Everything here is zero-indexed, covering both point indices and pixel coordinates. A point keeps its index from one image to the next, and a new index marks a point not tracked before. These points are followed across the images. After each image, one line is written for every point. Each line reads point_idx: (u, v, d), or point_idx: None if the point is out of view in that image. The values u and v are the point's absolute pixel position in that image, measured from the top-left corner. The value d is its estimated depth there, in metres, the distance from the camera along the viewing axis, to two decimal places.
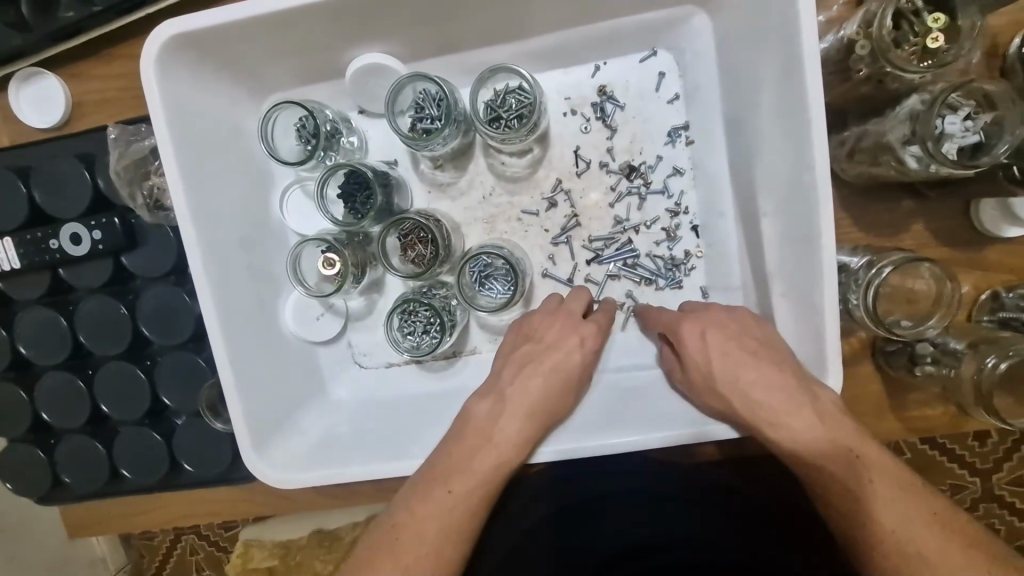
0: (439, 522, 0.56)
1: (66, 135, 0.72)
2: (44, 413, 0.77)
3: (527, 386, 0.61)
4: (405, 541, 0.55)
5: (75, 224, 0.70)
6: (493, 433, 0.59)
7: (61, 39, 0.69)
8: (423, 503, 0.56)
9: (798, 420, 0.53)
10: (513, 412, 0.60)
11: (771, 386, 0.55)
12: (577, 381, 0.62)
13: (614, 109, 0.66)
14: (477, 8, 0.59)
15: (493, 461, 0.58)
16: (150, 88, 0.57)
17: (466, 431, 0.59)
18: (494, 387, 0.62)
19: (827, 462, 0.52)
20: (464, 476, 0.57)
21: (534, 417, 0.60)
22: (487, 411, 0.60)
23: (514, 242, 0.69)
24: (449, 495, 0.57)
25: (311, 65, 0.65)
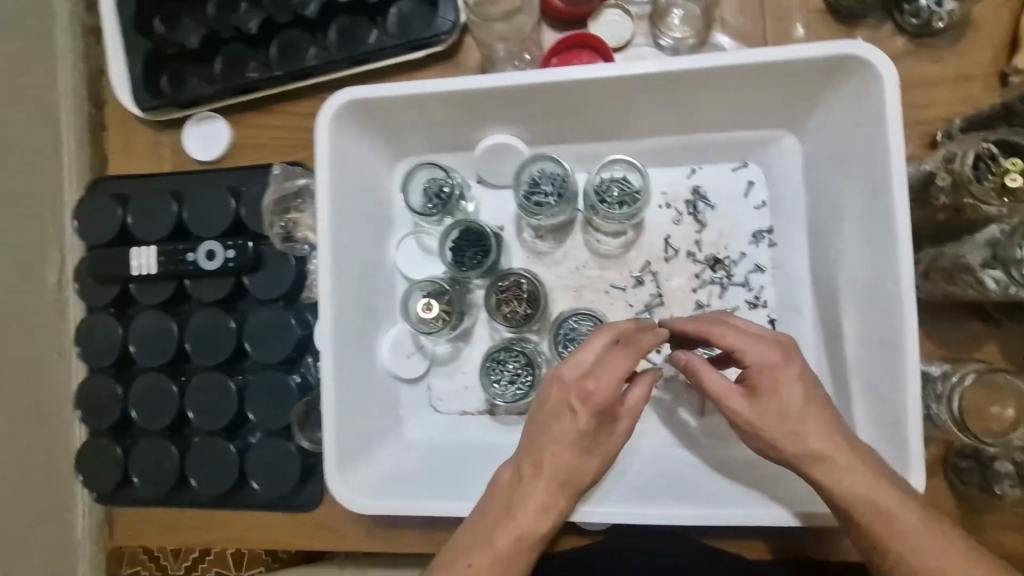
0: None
1: (220, 169, 0.84)
2: (132, 410, 0.81)
3: (591, 430, 0.58)
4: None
5: (212, 242, 0.79)
6: (517, 501, 0.60)
7: (237, 93, 0.82)
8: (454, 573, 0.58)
9: (857, 474, 0.55)
10: (545, 476, 0.59)
11: (835, 446, 0.55)
12: (604, 443, 0.61)
13: (704, 207, 0.74)
14: (600, 111, 0.70)
15: (518, 524, 0.59)
16: (320, 139, 0.67)
17: (513, 479, 0.61)
18: (519, 454, 0.61)
19: (881, 519, 0.53)
20: (487, 549, 0.58)
21: (567, 477, 0.59)
22: (528, 468, 0.60)
23: (580, 297, 0.75)
24: (468, 568, 0.58)
25: (447, 138, 0.75)
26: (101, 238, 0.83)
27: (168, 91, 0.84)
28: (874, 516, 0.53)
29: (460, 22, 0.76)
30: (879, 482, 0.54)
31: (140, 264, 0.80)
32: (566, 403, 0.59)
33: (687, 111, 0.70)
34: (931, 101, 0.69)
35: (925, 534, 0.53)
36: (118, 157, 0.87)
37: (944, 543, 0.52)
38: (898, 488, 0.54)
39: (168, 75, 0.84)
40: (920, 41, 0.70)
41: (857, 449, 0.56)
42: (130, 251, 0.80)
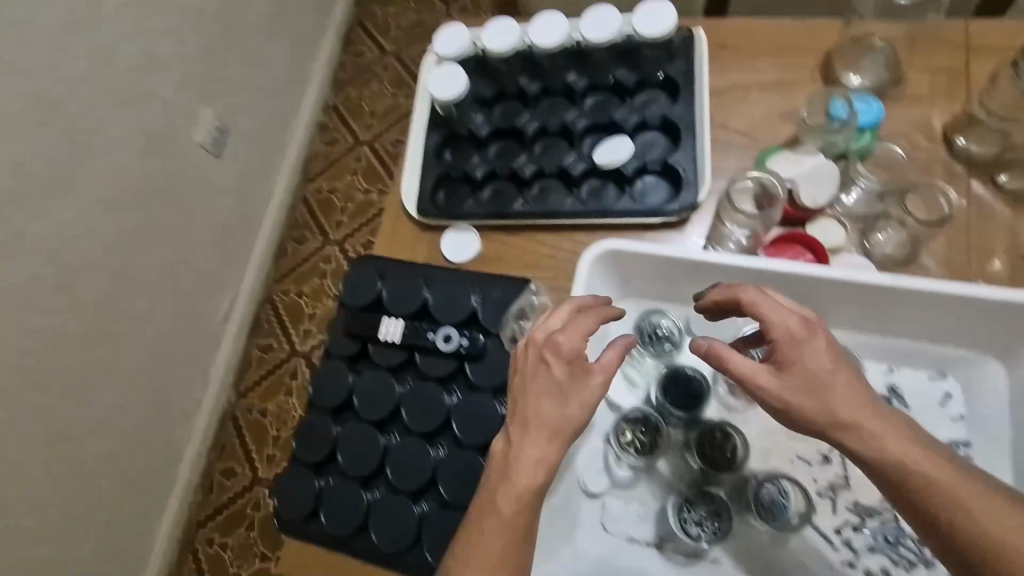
0: (505, 528, 0.60)
1: (463, 270, 1.00)
2: (340, 454, 0.94)
3: (550, 376, 0.65)
4: (488, 556, 0.59)
5: (451, 327, 0.95)
6: (517, 454, 0.62)
7: (496, 217, 1.01)
8: (484, 524, 0.61)
9: (893, 441, 0.57)
10: (529, 406, 0.65)
11: (866, 419, 0.58)
12: (561, 399, 0.64)
13: (899, 405, 0.79)
14: (815, 302, 0.81)
15: (539, 463, 0.62)
16: (579, 277, 0.84)
17: (522, 424, 0.64)
18: (513, 403, 0.66)
19: (939, 496, 0.54)
20: (510, 488, 0.61)
21: (556, 438, 0.63)
22: (541, 413, 0.64)
23: (769, 457, 0.80)
24: (499, 518, 0.60)
25: (668, 291, 0.87)
26: (360, 303, 1.01)
27: (442, 203, 1.05)
28: (926, 490, 0.55)
29: (695, 206, 0.93)
30: (939, 469, 0.55)
31: (387, 331, 0.97)
32: (533, 367, 0.67)
33: (882, 316, 0.79)
34: None
35: (989, 515, 0.53)
36: (382, 241, 1.07)
37: (966, 491, 0.54)
38: (927, 445, 0.57)
39: (444, 191, 1.06)
40: None
41: (889, 422, 0.58)
42: (382, 319, 0.98)
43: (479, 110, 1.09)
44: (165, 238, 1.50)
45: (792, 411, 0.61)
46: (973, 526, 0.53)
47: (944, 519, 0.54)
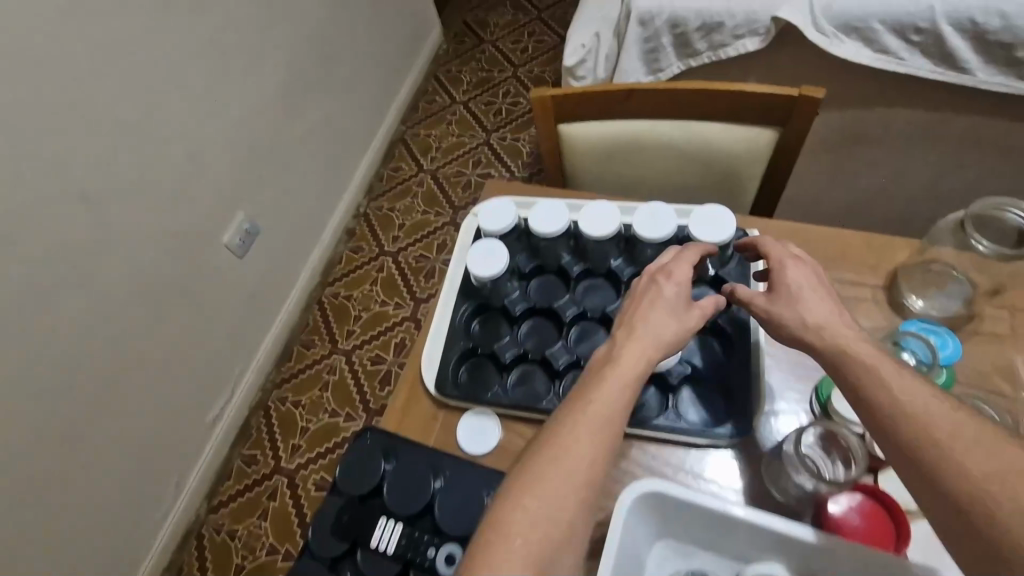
0: (583, 465, 0.67)
1: (481, 468, 0.89)
2: None
3: (651, 312, 0.79)
4: (568, 462, 0.67)
5: (456, 545, 0.83)
6: (600, 386, 0.73)
7: (522, 408, 0.92)
8: (571, 438, 0.69)
9: (916, 398, 0.63)
10: (636, 349, 0.76)
11: (853, 343, 0.70)
12: (674, 307, 0.80)
13: None
14: None
15: (613, 408, 0.71)
16: (615, 522, 0.72)
17: (608, 370, 0.75)
18: (613, 344, 0.78)
19: (939, 439, 0.59)
20: (597, 408, 0.71)
21: (651, 356, 0.76)
22: (631, 330, 0.79)
23: None
24: (570, 443, 0.68)
25: (718, 545, 0.75)
26: (356, 493, 0.88)
27: (465, 383, 0.96)
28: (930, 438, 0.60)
29: (747, 433, 0.85)
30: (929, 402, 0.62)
31: (382, 537, 0.84)
32: (642, 300, 0.82)
33: None
34: None
35: (983, 447, 0.57)
36: (395, 414, 0.97)
37: (953, 427, 0.60)
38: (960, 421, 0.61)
39: (468, 369, 0.97)
40: None
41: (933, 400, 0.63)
42: (379, 520, 0.86)
43: (515, 283, 1.02)
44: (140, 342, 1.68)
45: (784, 319, 0.76)
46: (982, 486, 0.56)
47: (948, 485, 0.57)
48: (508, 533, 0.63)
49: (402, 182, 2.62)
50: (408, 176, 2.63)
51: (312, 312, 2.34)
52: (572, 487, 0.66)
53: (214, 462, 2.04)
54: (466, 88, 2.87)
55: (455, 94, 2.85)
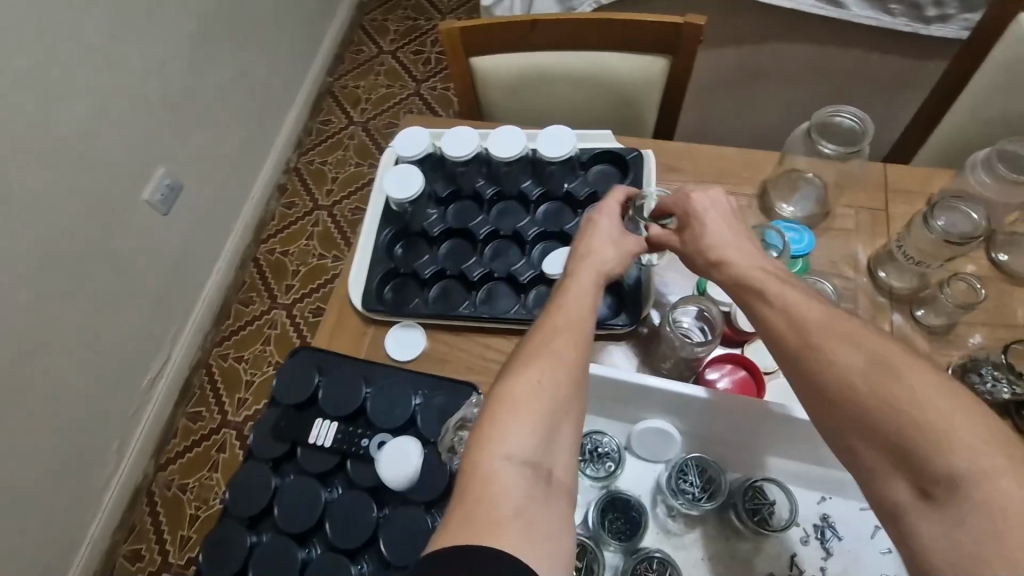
0: (570, 344, 0.71)
1: (408, 369, 0.98)
2: (251, 572, 0.86)
3: (599, 241, 0.85)
4: (551, 357, 0.69)
5: (388, 434, 0.90)
6: (568, 285, 0.79)
7: (443, 316, 1.00)
8: (555, 325, 0.73)
9: (835, 344, 0.60)
10: (589, 264, 0.82)
11: (800, 305, 0.65)
12: (615, 232, 0.86)
13: (832, 536, 0.81)
14: (747, 432, 0.85)
15: (585, 298, 0.77)
16: None
17: (575, 275, 0.80)
18: (575, 255, 0.84)
19: (874, 400, 0.56)
20: (567, 314, 0.74)
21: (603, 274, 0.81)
22: (582, 253, 0.83)
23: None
24: (545, 349, 0.70)
25: (610, 410, 0.89)
26: (291, 403, 0.95)
27: (390, 300, 1.04)
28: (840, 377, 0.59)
29: (635, 325, 0.97)
30: (902, 366, 0.57)
31: (318, 434, 0.92)
32: (588, 234, 0.86)
33: (816, 447, 0.82)
34: None
35: (955, 421, 0.52)
36: (327, 331, 1.05)
37: (929, 395, 0.54)
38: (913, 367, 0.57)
39: (392, 288, 1.05)
40: None
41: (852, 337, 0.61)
42: (315, 421, 0.93)
43: (432, 207, 1.10)
44: (65, 300, 1.65)
45: (701, 248, 0.78)
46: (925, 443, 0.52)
47: (857, 421, 0.56)
48: (508, 406, 0.65)
49: (333, 135, 2.59)
50: (338, 129, 2.60)
51: (248, 271, 2.33)
52: (561, 365, 0.69)
53: (159, 420, 2.05)
54: (393, 38, 2.83)
55: (382, 45, 2.81)
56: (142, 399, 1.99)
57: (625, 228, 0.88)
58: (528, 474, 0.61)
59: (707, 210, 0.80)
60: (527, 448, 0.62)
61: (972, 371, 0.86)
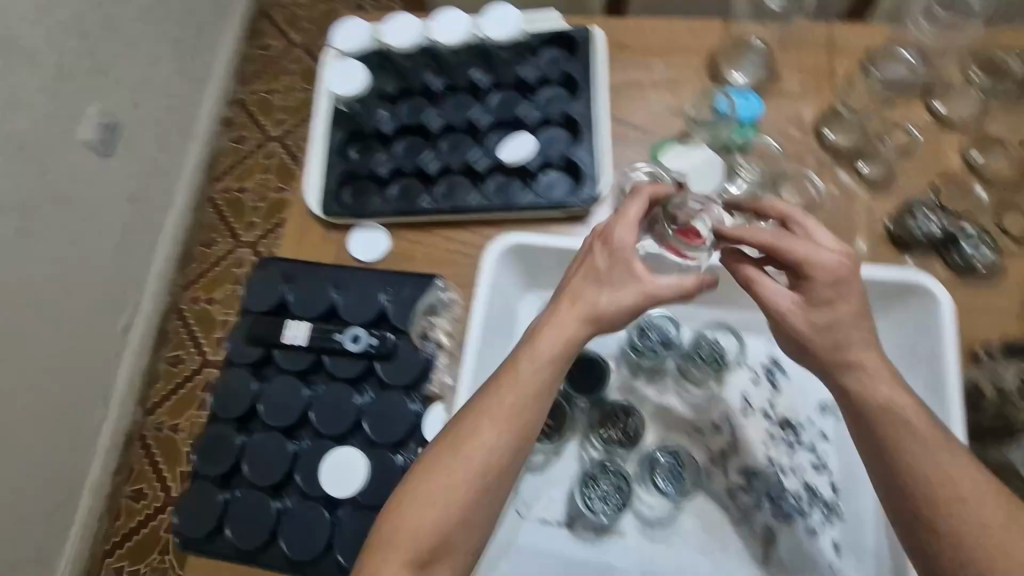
0: (513, 409, 0.64)
1: (373, 268, 0.98)
2: (245, 463, 0.90)
3: (598, 298, 0.66)
4: (492, 427, 0.64)
5: (360, 328, 0.93)
6: (529, 345, 0.66)
7: (405, 214, 0.99)
8: (474, 433, 0.64)
9: (921, 411, 0.60)
10: (587, 291, 0.67)
11: (889, 381, 0.62)
12: (609, 280, 0.66)
13: (781, 376, 0.87)
14: (700, 287, 0.88)
15: (543, 362, 0.65)
16: (484, 269, 0.84)
17: (567, 304, 0.67)
18: (549, 307, 0.68)
19: (951, 493, 0.57)
20: (536, 360, 0.65)
21: (591, 321, 0.66)
22: (591, 261, 0.68)
23: (662, 431, 0.86)
24: (506, 399, 0.64)
25: None
26: (262, 310, 0.98)
27: (349, 202, 1.01)
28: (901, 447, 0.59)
29: (597, 198, 0.96)
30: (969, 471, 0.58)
31: (292, 335, 0.94)
32: (601, 242, 0.68)
33: None
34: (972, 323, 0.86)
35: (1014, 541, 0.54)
36: (290, 242, 1.03)
37: (991, 511, 0.55)
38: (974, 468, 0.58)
39: (351, 190, 1.02)
40: (963, 275, 0.87)
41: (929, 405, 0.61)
42: (286, 323, 0.95)
43: (383, 106, 1.07)
44: None
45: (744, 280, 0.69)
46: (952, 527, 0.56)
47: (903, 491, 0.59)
48: (444, 464, 0.63)
49: None
50: None
51: (209, 209, 2.00)
52: (516, 420, 0.64)
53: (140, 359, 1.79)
54: None
55: None
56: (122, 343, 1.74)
57: (642, 223, 0.72)
58: (455, 515, 0.62)
59: (818, 238, 0.67)
60: (455, 508, 0.62)
61: (908, 215, 0.91)
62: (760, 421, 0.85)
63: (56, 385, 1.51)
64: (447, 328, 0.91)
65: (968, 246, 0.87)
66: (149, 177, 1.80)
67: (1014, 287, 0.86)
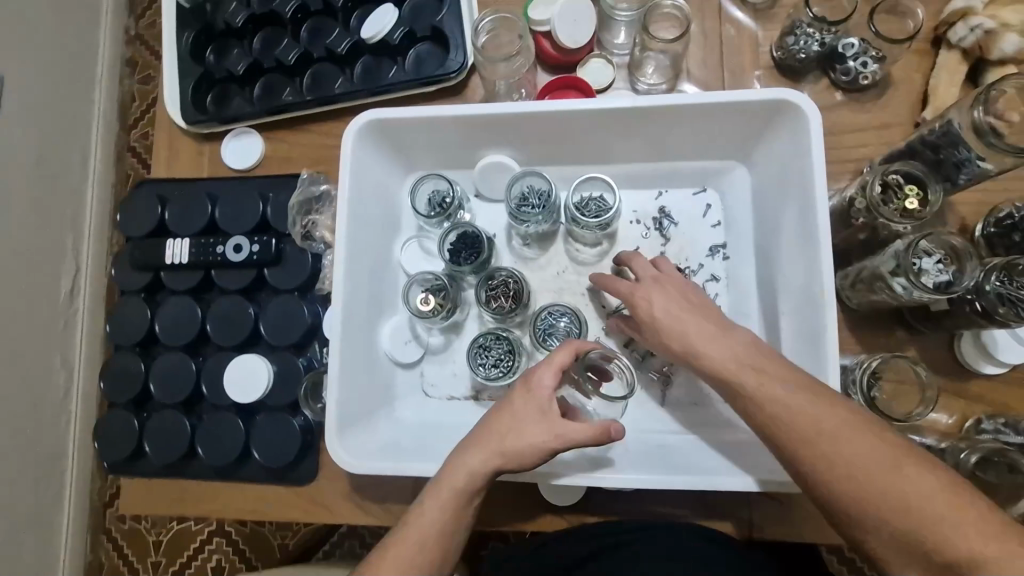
0: (435, 509, 0.64)
1: (250, 177, 0.94)
2: (152, 385, 0.91)
3: (512, 436, 0.65)
4: (419, 538, 0.63)
5: (241, 237, 0.90)
6: (447, 466, 0.66)
7: (272, 113, 0.93)
8: (419, 515, 0.64)
9: (774, 393, 0.58)
10: (496, 434, 0.65)
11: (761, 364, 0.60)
12: (532, 419, 0.65)
13: (669, 225, 0.86)
14: (576, 140, 0.82)
15: (470, 467, 0.65)
16: (345, 149, 0.79)
17: (477, 440, 0.66)
18: (471, 435, 0.68)
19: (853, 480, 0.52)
20: (462, 469, 0.65)
21: (496, 457, 0.65)
22: (511, 408, 0.66)
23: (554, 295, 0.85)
24: (437, 497, 0.64)
25: (451, 158, 0.87)
26: (144, 236, 0.95)
27: (211, 109, 0.95)
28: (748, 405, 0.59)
29: (466, 65, 0.89)
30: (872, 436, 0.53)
31: (174, 255, 0.92)
32: (503, 413, 0.66)
33: (655, 144, 0.82)
34: (861, 142, 0.83)
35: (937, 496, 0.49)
36: (162, 160, 0.97)
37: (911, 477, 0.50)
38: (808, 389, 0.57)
39: (212, 96, 0.96)
40: (850, 94, 0.84)
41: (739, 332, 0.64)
42: (167, 243, 0.92)
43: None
44: None
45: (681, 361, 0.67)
46: (813, 463, 0.54)
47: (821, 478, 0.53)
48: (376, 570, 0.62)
49: None
50: None
51: (129, 161, 1.47)
52: (444, 525, 0.64)
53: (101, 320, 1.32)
54: None
55: None
56: (67, 310, 1.25)
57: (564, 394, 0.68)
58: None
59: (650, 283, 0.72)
60: None
61: (789, 36, 0.84)
62: None
63: (14, 387, 1.10)
64: (328, 224, 0.89)
65: (851, 59, 0.82)
66: (68, 129, 1.28)
67: (898, 100, 0.83)
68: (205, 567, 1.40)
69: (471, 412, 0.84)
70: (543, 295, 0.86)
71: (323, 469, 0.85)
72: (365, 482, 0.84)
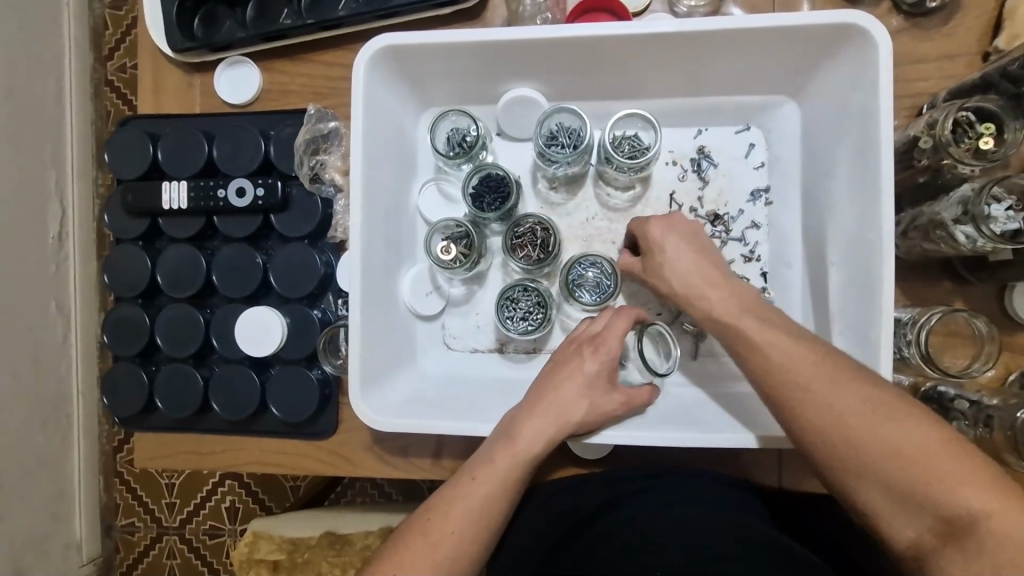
0: (508, 471, 0.65)
1: (249, 112, 0.86)
2: (158, 338, 0.87)
3: (574, 399, 0.68)
4: (479, 489, 0.65)
5: (243, 180, 0.83)
6: (517, 432, 0.67)
7: (268, 39, 0.83)
8: (487, 468, 0.66)
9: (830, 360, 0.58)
10: (558, 400, 0.68)
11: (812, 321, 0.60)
12: (597, 390, 0.68)
13: (708, 166, 0.79)
14: (609, 68, 0.74)
15: (539, 438, 0.66)
16: (356, 79, 0.70)
17: (539, 407, 0.68)
18: (529, 401, 0.69)
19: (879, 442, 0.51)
20: (525, 435, 0.66)
21: (558, 421, 0.67)
22: (565, 375, 0.69)
23: (581, 243, 0.81)
24: (501, 456, 0.66)
25: (473, 89, 0.79)
26: (137, 177, 0.88)
27: (200, 34, 0.85)
28: (802, 394, 0.55)
29: None
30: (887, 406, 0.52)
31: (171, 199, 0.85)
32: (561, 377, 0.69)
33: (700, 75, 0.74)
34: (923, 75, 0.75)
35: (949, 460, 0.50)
36: (147, 93, 0.88)
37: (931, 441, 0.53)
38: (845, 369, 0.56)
39: (200, 19, 0.85)
40: (913, 20, 0.76)
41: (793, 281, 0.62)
42: (162, 186, 0.85)
43: None
44: None
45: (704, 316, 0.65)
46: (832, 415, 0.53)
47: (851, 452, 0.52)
48: (444, 517, 0.64)
49: None
50: None
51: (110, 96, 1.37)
52: (505, 479, 0.65)
53: (93, 270, 1.25)
54: None
55: None
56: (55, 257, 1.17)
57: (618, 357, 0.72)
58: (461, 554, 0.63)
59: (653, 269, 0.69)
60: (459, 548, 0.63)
61: None
62: (688, 217, 0.79)
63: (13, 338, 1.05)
64: (338, 166, 0.83)
65: None
66: (37, 53, 1.14)
67: (966, 27, 0.75)
68: (219, 507, 1.42)
69: (500, 365, 0.81)
70: (573, 244, 0.81)
71: (342, 423, 0.83)
72: (384, 435, 0.82)
